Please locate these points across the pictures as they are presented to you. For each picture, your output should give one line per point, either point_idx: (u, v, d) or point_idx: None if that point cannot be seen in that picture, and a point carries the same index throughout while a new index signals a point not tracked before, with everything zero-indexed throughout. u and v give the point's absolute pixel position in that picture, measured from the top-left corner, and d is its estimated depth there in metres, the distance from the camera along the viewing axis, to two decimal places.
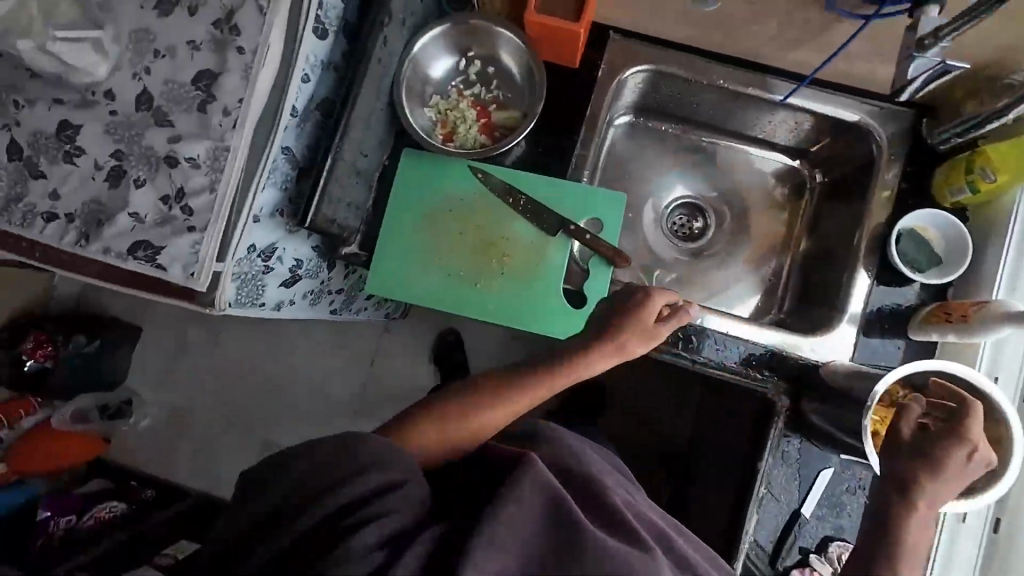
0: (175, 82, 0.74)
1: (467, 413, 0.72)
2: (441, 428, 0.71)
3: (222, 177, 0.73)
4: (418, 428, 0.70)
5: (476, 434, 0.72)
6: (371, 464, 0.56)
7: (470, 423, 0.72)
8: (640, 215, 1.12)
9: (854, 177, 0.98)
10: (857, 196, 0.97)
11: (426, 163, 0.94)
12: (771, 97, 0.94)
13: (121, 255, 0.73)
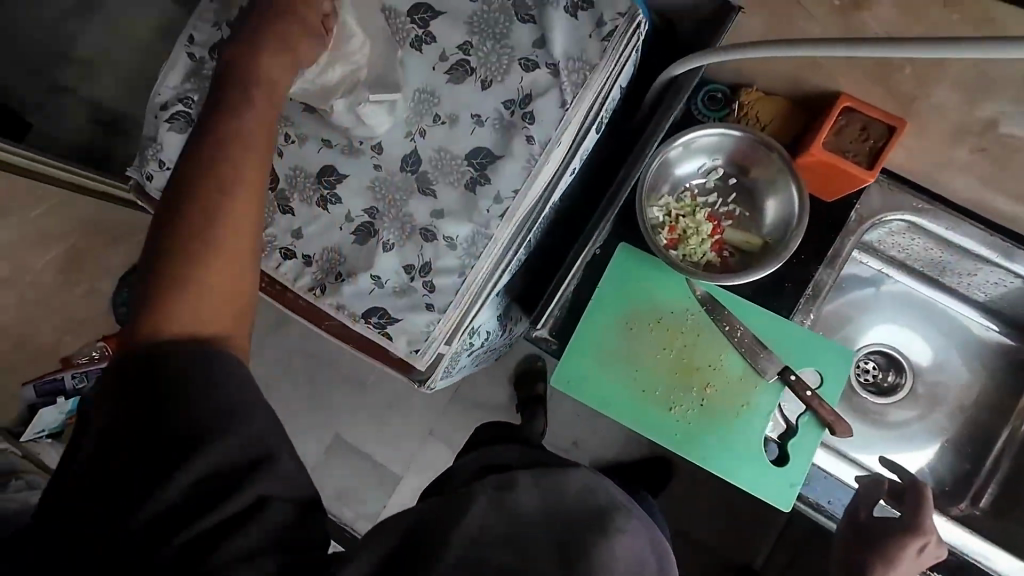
0: (448, 153, 0.71)
1: (196, 236, 0.50)
2: (205, 266, 0.50)
3: (475, 264, 0.69)
4: (193, 269, 0.49)
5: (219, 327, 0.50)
6: (226, 416, 0.47)
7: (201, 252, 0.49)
8: None
9: None
10: None
11: (645, 264, 0.88)
12: None
13: (354, 316, 0.71)
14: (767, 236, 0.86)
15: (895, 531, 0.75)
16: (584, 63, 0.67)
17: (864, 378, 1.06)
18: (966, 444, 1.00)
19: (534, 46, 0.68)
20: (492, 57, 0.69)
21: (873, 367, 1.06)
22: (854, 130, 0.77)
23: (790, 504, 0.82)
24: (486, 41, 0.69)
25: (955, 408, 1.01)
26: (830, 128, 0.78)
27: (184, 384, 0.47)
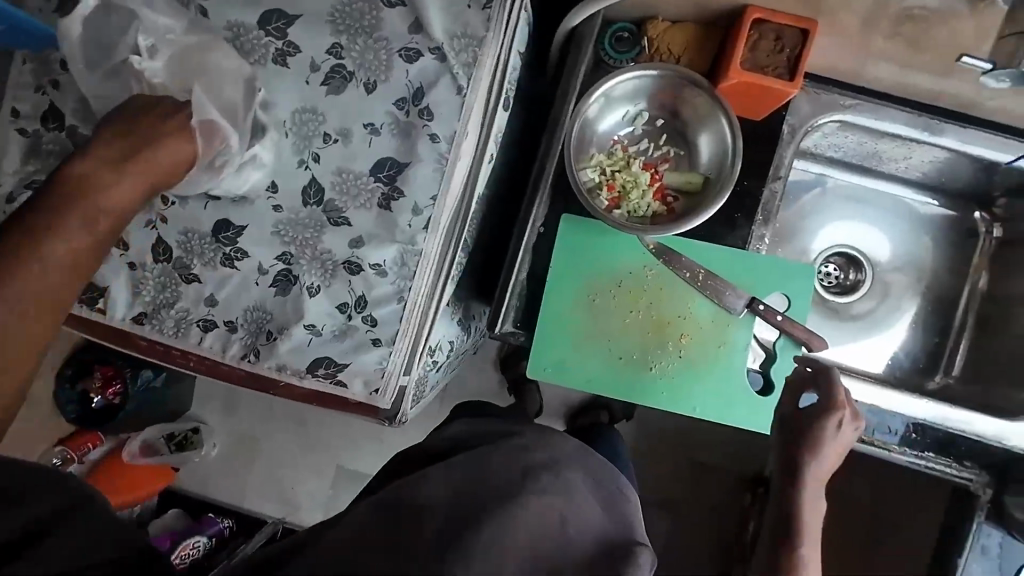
0: (350, 173, 0.63)
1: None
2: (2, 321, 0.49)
3: (413, 285, 0.64)
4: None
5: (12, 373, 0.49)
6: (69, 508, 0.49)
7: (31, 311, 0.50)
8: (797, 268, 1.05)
9: None
10: None
11: (592, 230, 0.84)
12: (998, 158, 0.85)
13: (299, 374, 0.65)
14: (707, 172, 0.83)
15: (810, 412, 0.68)
16: (469, 38, 0.60)
17: (828, 282, 1.07)
18: (933, 321, 1.03)
19: (411, 31, 0.61)
20: (367, 55, 0.61)
21: (834, 269, 1.07)
22: (767, 45, 0.74)
23: None
24: (356, 39, 0.61)
25: (916, 288, 1.05)
26: (744, 49, 0.74)
27: (51, 473, 0.50)
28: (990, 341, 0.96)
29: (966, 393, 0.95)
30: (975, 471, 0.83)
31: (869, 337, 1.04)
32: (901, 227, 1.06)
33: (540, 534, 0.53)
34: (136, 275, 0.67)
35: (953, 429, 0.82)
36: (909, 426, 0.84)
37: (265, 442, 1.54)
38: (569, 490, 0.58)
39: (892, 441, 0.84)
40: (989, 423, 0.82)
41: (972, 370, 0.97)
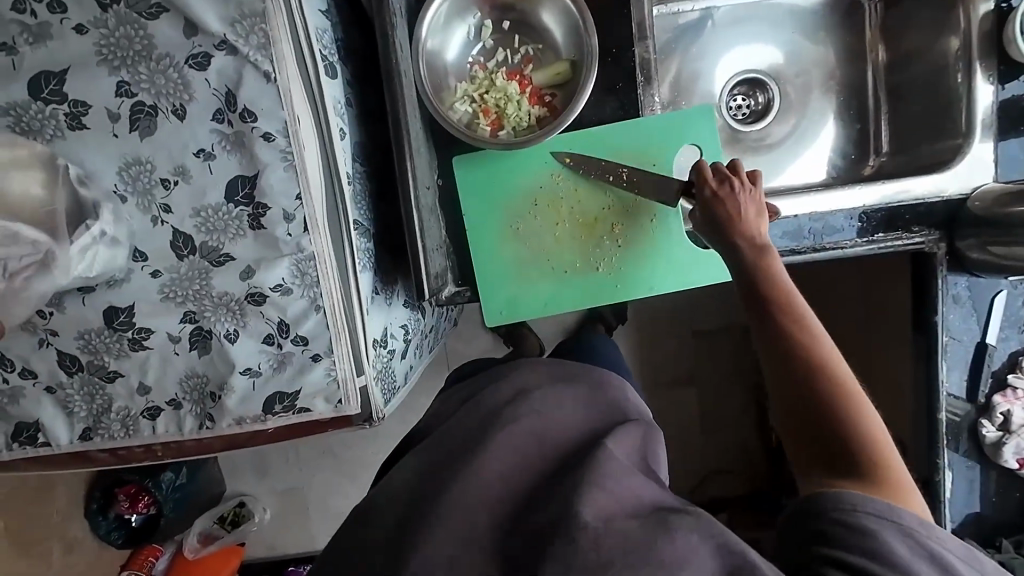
0: (208, 208, 0.60)
1: None
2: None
3: (323, 289, 0.62)
4: None
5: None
6: None
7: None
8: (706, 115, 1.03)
9: None
10: None
11: (488, 161, 0.81)
12: None
13: (260, 418, 0.64)
14: (570, 56, 0.79)
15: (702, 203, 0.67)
16: (251, 18, 0.55)
17: (741, 116, 1.05)
18: (849, 110, 1.02)
19: (188, 36, 0.55)
20: (158, 80, 0.56)
21: (743, 100, 1.05)
22: None
23: None
24: (138, 68, 0.56)
25: (823, 84, 1.03)
26: None
27: None
28: (907, 106, 0.96)
29: (899, 164, 0.96)
30: (925, 231, 0.84)
31: (797, 151, 1.03)
32: (788, 31, 1.03)
33: (513, 456, 0.55)
34: (61, 396, 0.65)
35: (894, 204, 0.84)
36: (855, 218, 0.84)
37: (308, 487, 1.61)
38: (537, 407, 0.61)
39: (844, 238, 0.84)
40: (925, 183, 0.83)
41: (898, 139, 0.98)
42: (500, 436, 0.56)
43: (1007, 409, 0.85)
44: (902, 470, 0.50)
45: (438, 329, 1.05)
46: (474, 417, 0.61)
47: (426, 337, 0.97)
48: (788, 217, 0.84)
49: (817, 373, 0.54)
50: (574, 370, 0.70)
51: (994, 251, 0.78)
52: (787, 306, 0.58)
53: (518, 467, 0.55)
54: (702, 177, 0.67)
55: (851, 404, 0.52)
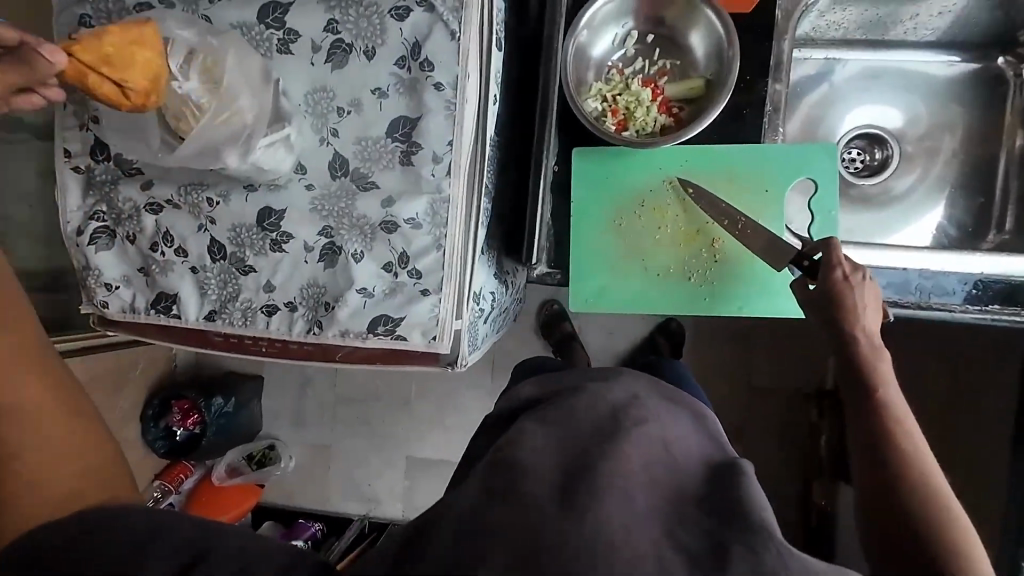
0: (370, 139, 0.67)
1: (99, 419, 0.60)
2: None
3: (448, 231, 0.67)
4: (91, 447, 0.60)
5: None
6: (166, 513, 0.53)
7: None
8: None
9: None
10: None
11: (606, 157, 0.86)
12: None
13: (361, 335, 0.69)
14: (706, 74, 0.83)
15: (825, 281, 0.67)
16: None
17: (855, 168, 1.05)
18: (971, 182, 1.00)
19: None
20: (362, 24, 0.65)
21: (860, 154, 1.05)
22: None
23: None
24: (348, 11, 0.65)
25: (948, 154, 1.02)
26: None
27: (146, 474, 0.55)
28: None
29: (1022, 244, 0.92)
30: None
31: (907, 212, 1.02)
32: (920, 95, 1.03)
33: (649, 455, 0.52)
34: (200, 278, 0.73)
35: (1014, 278, 0.80)
36: (968, 285, 0.81)
37: (336, 445, 1.87)
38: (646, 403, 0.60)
39: (953, 302, 0.81)
40: None
41: None
42: (637, 430, 0.54)
43: None
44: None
45: (510, 312, 1.11)
46: (603, 399, 0.59)
47: (499, 316, 1.02)
48: (895, 268, 0.82)
49: (915, 485, 0.57)
50: (673, 392, 0.68)
51: None
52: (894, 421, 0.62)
53: (655, 465, 0.52)
54: (831, 262, 0.67)
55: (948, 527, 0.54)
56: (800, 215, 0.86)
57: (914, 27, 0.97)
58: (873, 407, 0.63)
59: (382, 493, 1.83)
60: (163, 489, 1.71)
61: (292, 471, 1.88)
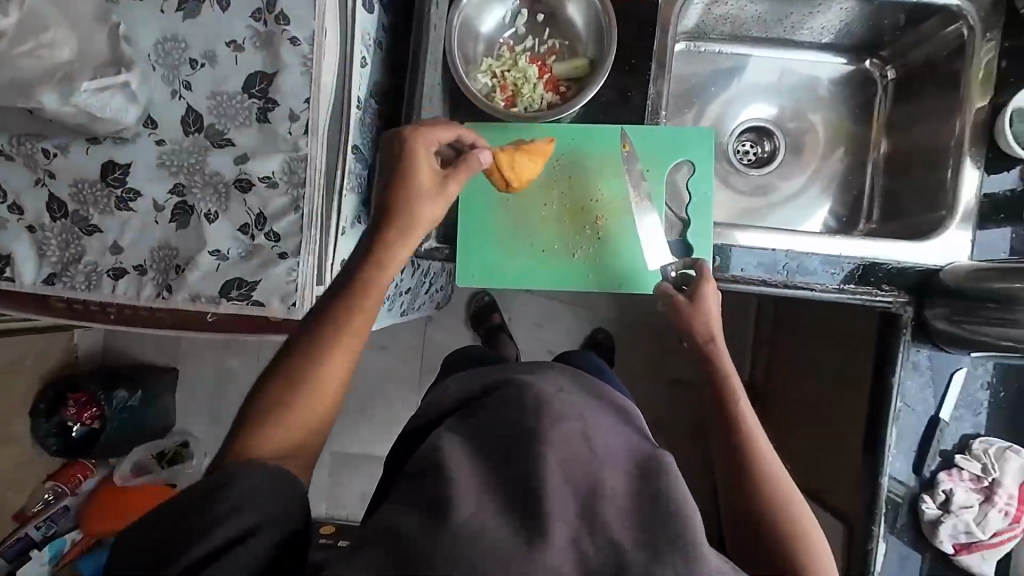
0: (224, 93, 0.64)
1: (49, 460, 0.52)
2: (319, 347, 0.58)
3: (306, 192, 0.65)
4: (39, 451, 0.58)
5: (329, 384, 0.58)
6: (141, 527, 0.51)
7: (315, 352, 0.58)
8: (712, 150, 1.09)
9: (943, 57, 0.92)
10: (952, 65, 0.90)
11: (494, 132, 0.86)
12: None
13: (213, 299, 0.66)
14: (590, 54, 0.85)
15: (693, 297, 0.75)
16: None
17: (746, 161, 1.10)
18: (847, 176, 1.07)
19: None
20: None
21: (750, 146, 1.10)
22: None
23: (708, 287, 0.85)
24: None
25: (828, 148, 1.08)
26: None
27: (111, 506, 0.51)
28: (902, 180, 1.00)
29: (886, 231, 0.99)
30: (895, 292, 0.86)
31: (790, 204, 1.08)
32: (804, 92, 1.09)
33: (572, 458, 0.49)
34: (38, 237, 0.68)
35: (868, 260, 0.86)
36: (829, 265, 0.86)
37: None
38: (564, 396, 0.55)
39: (815, 281, 0.86)
40: (898, 251, 0.87)
41: (890, 210, 1.01)
42: (557, 427, 0.51)
43: (950, 488, 0.83)
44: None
45: (412, 290, 1.11)
46: (529, 391, 0.55)
47: (395, 296, 1.01)
48: (766, 249, 0.86)
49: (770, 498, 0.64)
50: (592, 380, 0.64)
51: (964, 324, 0.79)
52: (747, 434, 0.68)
53: (578, 464, 0.49)
54: (702, 284, 0.75)
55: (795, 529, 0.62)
56: (683, 191, 0.87)
57: (794, 26, 1.03)
58: (729, 424, 0.69)
59: None
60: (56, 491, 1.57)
61: (205, 469, 1.77)
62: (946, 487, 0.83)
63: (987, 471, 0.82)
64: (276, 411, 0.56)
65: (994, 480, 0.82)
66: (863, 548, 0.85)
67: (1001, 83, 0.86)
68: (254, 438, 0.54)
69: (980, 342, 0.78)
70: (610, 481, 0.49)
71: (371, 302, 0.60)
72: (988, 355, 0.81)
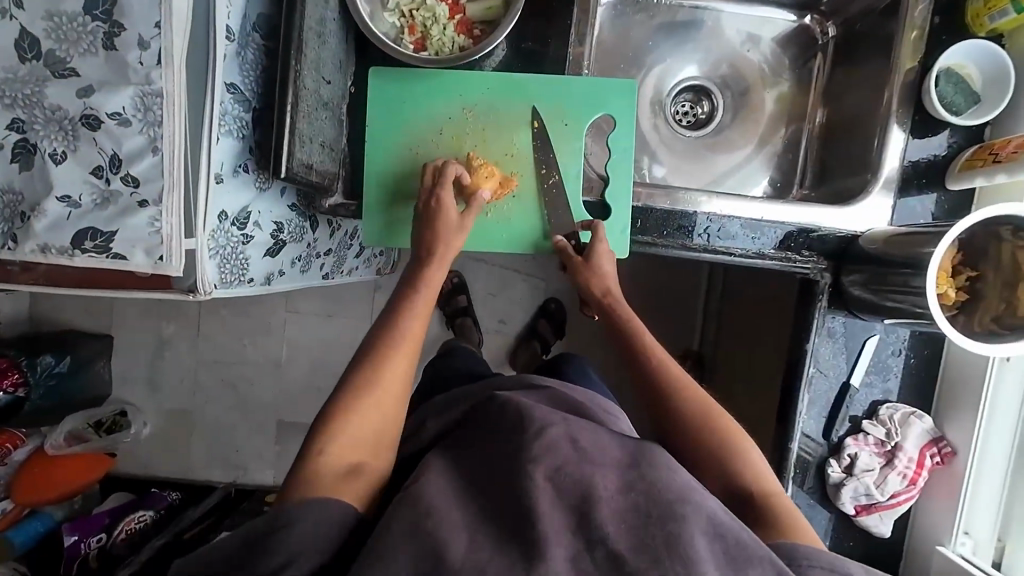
0: (62, 15, 0.56)
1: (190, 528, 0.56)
2: (379, 364, 0.66)
3: (164, 132, 0.58)
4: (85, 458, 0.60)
5: (387, 408, 0.65)
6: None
7: (372, 365, 0.66)
8: (649, 110, 1.05)
9: (881, 13, 0.88)
10: (887, 21, 0.86)
11: (402, 78, 0.79)
12: None
13: (66, 251, 0.60)
14: None
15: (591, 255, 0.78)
16: None
17: (684, 122, 1.06)
18: (784, 140, 1.04)
19: None
20: None
21: (689, 107, 1.06)
22: None
23: (626, 249, 0.82)
24: None
25: (767, 110, 1.05)
26: None
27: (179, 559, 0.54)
28: (834, 144, 0.97)
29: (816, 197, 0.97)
30: (814, 258, 0.84)
31: (727, 169, 1.04)
32: (745, 49, 1.04)
33: (560, 465, 0.56)
34: None
35: (790, 225, 0.84)
36: (749, 228, 0.84)
37: (197, 411, 1.72)
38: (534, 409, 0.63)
39: (735, 245, 0.84)
40: (821, 217, 0.84)
41: (821, 175, 0.99)
42: (544, 436, 0.58)
43: (854, 452, 0.84)
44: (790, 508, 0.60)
45: (335, 250, 1.06)
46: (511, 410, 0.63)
47: (311, 256, 0.96)
48: (686, 210, 0.83)
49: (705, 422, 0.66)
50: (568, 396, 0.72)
51: (885, 294, 0.78)
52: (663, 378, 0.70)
53: (571, 466, 0.56)
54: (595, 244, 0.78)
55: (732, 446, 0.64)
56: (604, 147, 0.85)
57: None
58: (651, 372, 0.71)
59: (248, 460, 1.72)
60: None
61: (145, 437, 1.71)
62: (849, 451, 0.84)
63: (890, 436, 0.83)
64: (340, 415, 0.63)
65: (896, 444, 0.83)
66: None
67: (931, 41, 0.83)
68: (325, 446, 0.61)
69: (893, 308, 0.77)
70: (602, 471, 0.56)
71: (424, 305, 0.72)
72: (899, 323, 0.80)
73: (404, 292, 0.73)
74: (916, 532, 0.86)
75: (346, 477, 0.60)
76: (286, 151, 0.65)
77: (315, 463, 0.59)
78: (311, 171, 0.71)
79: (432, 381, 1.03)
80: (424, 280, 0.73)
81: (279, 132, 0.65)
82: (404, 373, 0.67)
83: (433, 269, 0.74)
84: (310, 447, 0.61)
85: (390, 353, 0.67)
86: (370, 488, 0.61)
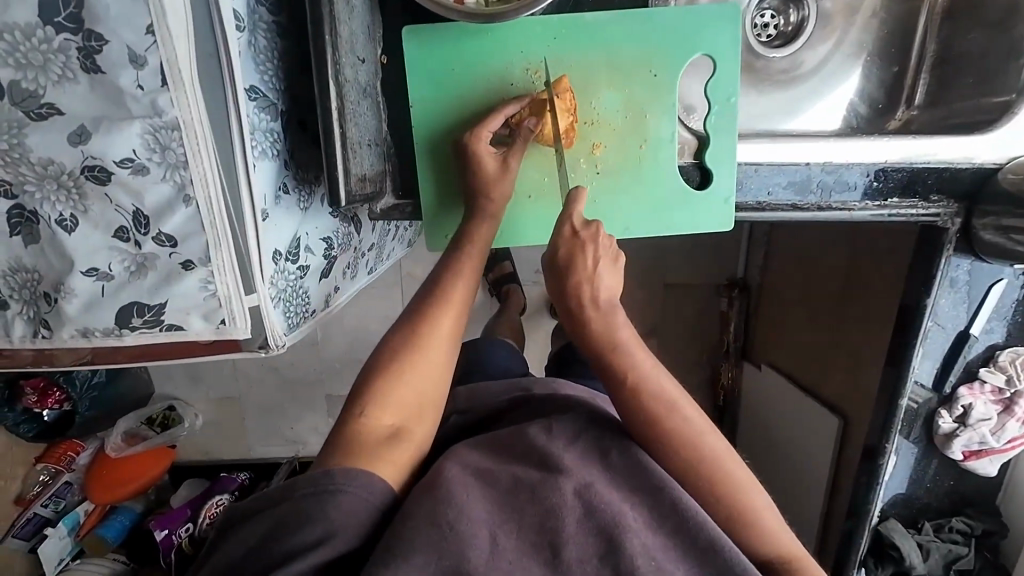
0: (11, 28, 0.40)
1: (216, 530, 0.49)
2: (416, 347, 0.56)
3: (193, 174, 0.45)
4: None
5: (434, 377, 0.56)
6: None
7: (418, 333, 0.56)
8: None
9: None
10: None
11: (449, 38, 0.63)
12: None
13: (113, 331, 0.50)
14: None
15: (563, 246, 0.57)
16: None
17: (765, 38, 0.88)
18: (888, 48, 0.87)
19: None
20: None
21: (772, 17, 0.88)
22: None
23: (729, 223, 0.70)
24: None
25: (869, 9, 0.86)
26: None
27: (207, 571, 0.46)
28: (957, 51, 0.81)
29: (931, 121, 0.82)
30: (944, 202, 0.73)
31: (816, 90, 0.88)
32: None
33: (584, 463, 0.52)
34: None
35: (918, 165, 0.72)
36: (869, 176, 0.72)
37: (245, 397, 1.60)
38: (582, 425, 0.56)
39: (852, 198, 0.73)
40: (955, 149, 0.72)
41: (936, 92, 0.84)
42: (571, 450, 0.53)
43: (969, 402, 0.81)
44: (792, 538, 0.55)
45: (378, 242, 0.94)
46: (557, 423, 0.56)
47: (360, 257, 0.84)
48: (796, 165, 0.71)
49: (691, 448, 0.54)
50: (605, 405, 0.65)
51: (1012, 236, 0.68)
52: (660, 419, 0.54)
53: None
54: (558, 223, 0.57)
55: (716, 474, 0.54)
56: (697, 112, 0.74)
57: None
58: (627, 387, 0.55)
59: (305, 435, 1.64)
60: (50, 472, 1.46)
61: (201, 429, 1.64)
62: (964, 400, 0.80)
63: (1011, 382, 0.79)
64: (390, 381, 0.54)
65: (1016, 391, 0.79)
66: (876, 465, 0.86)
67: None
68: (368, 408, 0.53)
69: None
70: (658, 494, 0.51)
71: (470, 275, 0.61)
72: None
73: (452, 262, 0.61)
74: (1019, 469, 0.88)
75: (389, 441, 0.52)
76: (341, 167, 0.53)
77: (355, 423, 0.53)
78: (365, 181, 0.58)
79: (497, 361, 0.94)
80: (468, 239, 0.63)
81: (327, 144, 0.52)
82: (453, 332, 0.58)
83: (479, 225, 0.63)
84: (351, 409, 0.54)
85: (439, 315, 0.58)
86: (411, 458, 0.53)
